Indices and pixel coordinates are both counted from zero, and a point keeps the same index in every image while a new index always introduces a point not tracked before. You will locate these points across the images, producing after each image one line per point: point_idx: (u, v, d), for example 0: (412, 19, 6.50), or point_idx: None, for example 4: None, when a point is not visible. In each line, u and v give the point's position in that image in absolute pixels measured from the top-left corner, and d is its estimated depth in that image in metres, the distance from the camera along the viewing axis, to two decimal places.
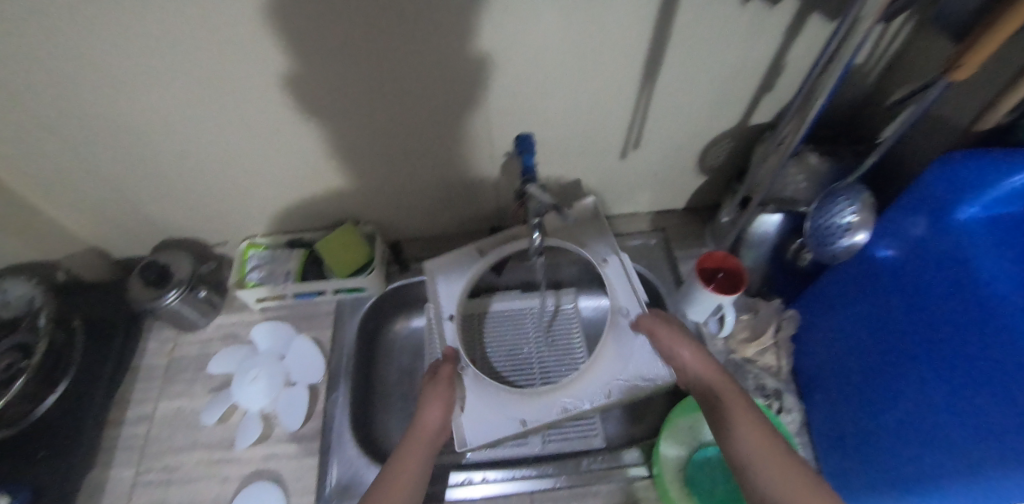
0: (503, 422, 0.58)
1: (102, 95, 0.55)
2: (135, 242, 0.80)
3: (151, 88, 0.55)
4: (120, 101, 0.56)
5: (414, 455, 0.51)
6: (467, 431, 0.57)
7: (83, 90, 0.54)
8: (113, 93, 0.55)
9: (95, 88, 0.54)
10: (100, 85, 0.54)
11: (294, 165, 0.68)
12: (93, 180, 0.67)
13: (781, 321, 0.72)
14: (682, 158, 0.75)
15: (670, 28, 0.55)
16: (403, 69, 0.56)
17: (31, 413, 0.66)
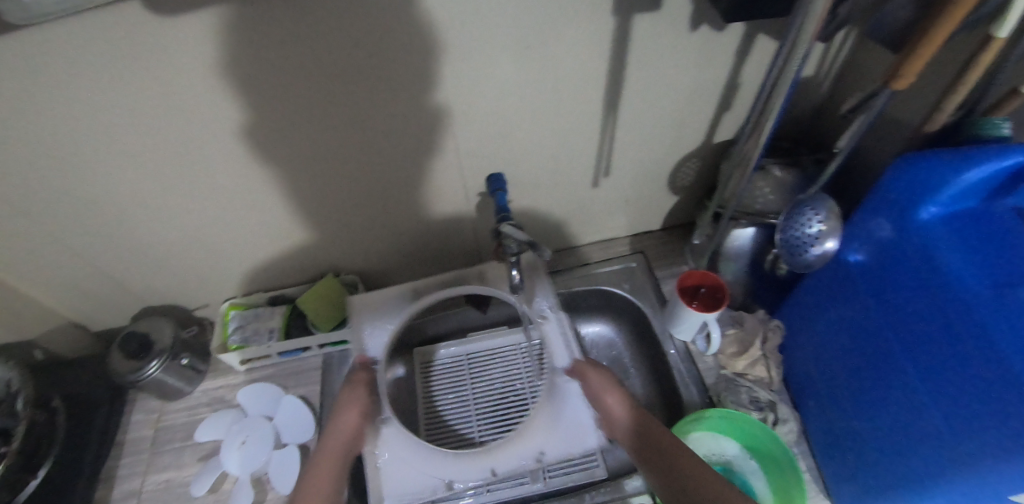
0: (426, 481, 0.57)
1: (70, 173, 0.55)
2: (114, 314, 0.79)
3: (120, 162, 0.55)
4: (89, 177, 0.56)
5: (326, 466, 0.55)
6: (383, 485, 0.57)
7: (53, 174, 0.55)
8: (83, 173, 0.56)
9: (63, 167, 0.54)
10: (67, 163, 0.54)
11: (270, 222, 0.68)
12: (68, 255, 0.67)
13: (767, 332, 0.71)
14: (653, 180, 0.76)
15: (623, 63, 0.58)
16: (368, 122, 0.57)
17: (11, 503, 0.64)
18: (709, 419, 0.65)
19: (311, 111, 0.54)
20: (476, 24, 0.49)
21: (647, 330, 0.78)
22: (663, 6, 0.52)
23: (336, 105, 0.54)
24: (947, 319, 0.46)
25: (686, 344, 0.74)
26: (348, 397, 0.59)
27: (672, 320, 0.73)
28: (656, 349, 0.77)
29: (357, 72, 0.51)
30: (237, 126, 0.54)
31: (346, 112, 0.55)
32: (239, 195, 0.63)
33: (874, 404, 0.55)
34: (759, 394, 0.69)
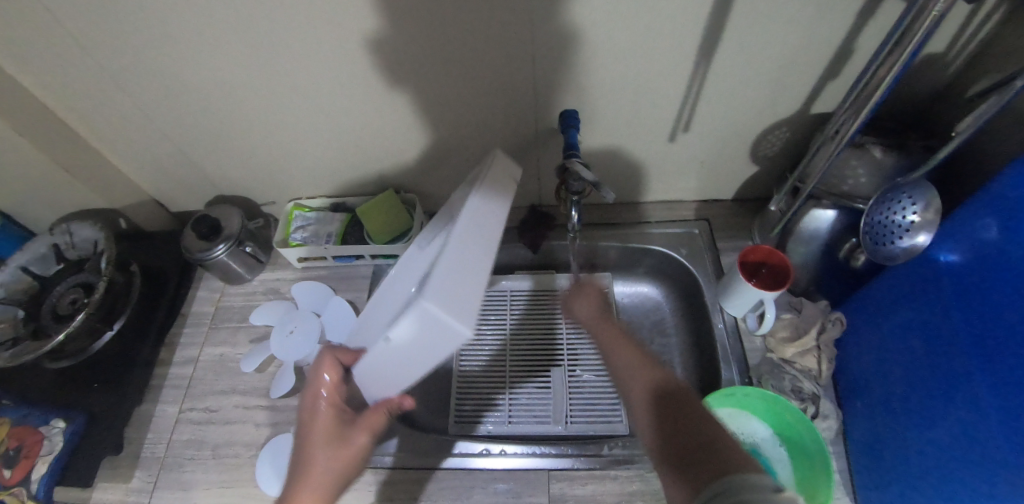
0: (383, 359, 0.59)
1: (165, 50, 0.58)
2: (191, 198, 0.85)
3: (211, 46, 0.57)
4: (182, 57, 0.59)
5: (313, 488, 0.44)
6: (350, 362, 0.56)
7: (151, 50, 0.58)
8: (177, 53, 0.58)
9: (160, 43, 0.57)
10: (164, 40, 0.56)
11: (341, 129, 0.69)
12: (155, 132, 0.71)
13: (825, 323, 0.67)
14: (735, 145, 0.71)
15: (728, 6, 0.53)
16: (450, 37, 0.56)
17: (89, 348, 0.72)
18: (731, 397, 0.63)
19: (395, 16, 0.53)
20: None
21: (697, 299, 0.76)
22: None
23: (421, 13, 0.53)
24: None
25: (736, 321, 0.71)
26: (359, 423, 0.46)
27: (725, 292, 0.70)
28: (702, 320, 0.75)
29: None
30: (320, 23, 0.54)
31: (430, 22, 0.54)
32: (315, 98, 0.64)
33: (933, 412, 0.51)
34: (803, 384, 0.66)
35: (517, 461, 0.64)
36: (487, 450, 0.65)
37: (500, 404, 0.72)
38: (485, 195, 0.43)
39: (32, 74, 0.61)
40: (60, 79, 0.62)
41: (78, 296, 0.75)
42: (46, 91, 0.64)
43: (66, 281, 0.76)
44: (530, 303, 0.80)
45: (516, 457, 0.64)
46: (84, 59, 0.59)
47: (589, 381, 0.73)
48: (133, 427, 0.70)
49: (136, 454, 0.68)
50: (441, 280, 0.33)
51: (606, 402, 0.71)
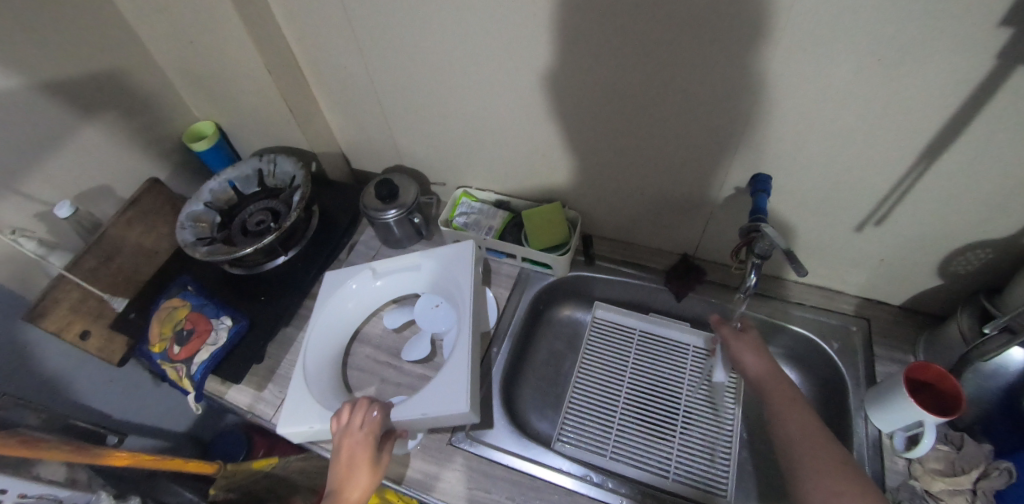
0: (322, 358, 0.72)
1: (411, 35, 0.67)
2: (374, 161, 0.95)
3: (452, 41, 0.65)
4: (422, 44, 0.67)
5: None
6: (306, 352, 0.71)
7: (403, 32, 0.67)
8: (423, 41, 0.67)
9: (409, 29, 0.66)
10: (414, 27, 0.65)
11: (530, 137, 0.75)
12: (371, 99, 0.81)
13: (988, 469, 0.60)
14: (920, 253, 0.68)
15: (969, 118, 0.52)
16: (672, 84, 0.60)
17: (262, 265, 0.82)
18: None
19: (627, 52, 0.58)
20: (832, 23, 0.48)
21: (838, 398, 0.73)
22: None
23: (654, 57, 0.57)
24: None
25: (879, 436, 0.67)
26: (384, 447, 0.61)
27: (876, 400, 0.66)
28: (842, 423, 0.71)
29: (691, 31, 0.53)
30: (558, 48, 0.60)
31: (656, 63, 0.58)
32: (521, 106, 0.70)
33: None
34: None
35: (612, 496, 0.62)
36: (585, 475, 0.64)
37: (605, 438, 0.72)
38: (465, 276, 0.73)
39: (300, 31, 0.73)
40: (320, 39, 0.73)
41: (265, 218, 0.85)
42: (303, 45, 0.76)
43: (258, 203, 0.87)
44: (657, 343, 0.80)
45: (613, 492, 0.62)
46: (345, 26, 0.69)
47: (701, 444, 0.71)
48: (278, 343, 0.79)
49: (274, 369, 0.76)
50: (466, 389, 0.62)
51: (713, 471, 0.68)
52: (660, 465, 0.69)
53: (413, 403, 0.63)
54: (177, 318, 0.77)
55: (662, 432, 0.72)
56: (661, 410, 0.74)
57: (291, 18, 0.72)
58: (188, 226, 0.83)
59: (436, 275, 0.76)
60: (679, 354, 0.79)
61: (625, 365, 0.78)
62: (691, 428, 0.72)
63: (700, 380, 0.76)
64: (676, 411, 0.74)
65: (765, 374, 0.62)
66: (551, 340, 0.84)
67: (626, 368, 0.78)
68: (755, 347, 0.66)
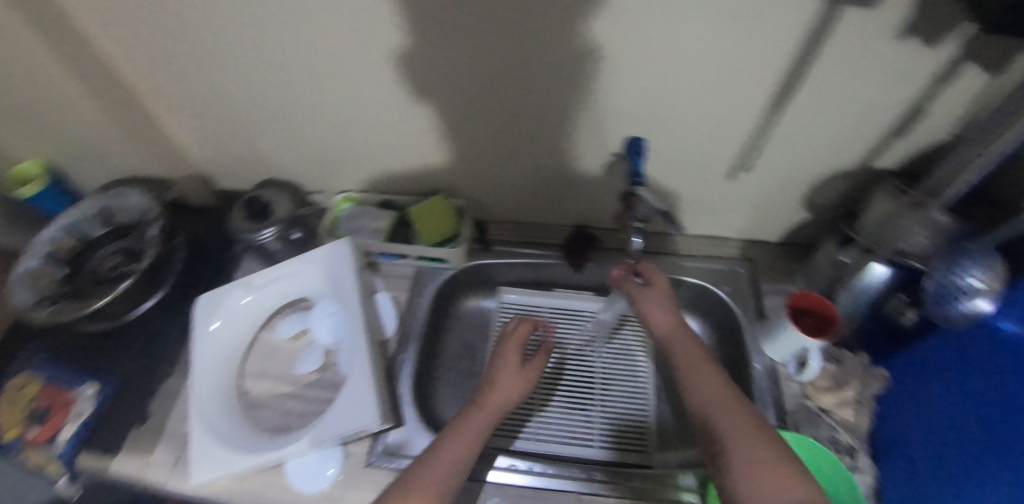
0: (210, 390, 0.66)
1: (249, 33, 0.59)
2: (241, 176, 0.86)
3: (295, 35, 0.58)
4: (264, 43, 0.60)
5: (477, 420, 0.55)
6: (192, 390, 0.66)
7: (238, 31, 0.59)
8: (259, 36, 0.59)
9: (243, 25, 0.58)
10: (248, 23, 0.58)
11: (404, 129, 0.70)
12: (222, 109, 0.72)
13: (867, 379, 0.67)
14: (790, 190, 0.71)
15: (811, 58, 0.54)
16: (533, 57, 0.57)
17: (127, 315, 0.69)
18: None
19: (481, 29, 0.54)
20: None
21: (735, 338, 0.76)
22: (883, 3, 0.47)
23: (507, 29, 0.54)
24: None
25: (775, 365, 0.71)
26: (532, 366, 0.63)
27: (768, 334, 0.70)
28: (739, 361, 0.74)
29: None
30: (408, 27, 0.55)
31: (514, 36, 0.55)
32: (385, 95, 0.65)
33: (983, 477, 0.49)
34: (841, 436, 0.65)
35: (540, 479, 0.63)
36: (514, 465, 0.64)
37: (530, 421, 0.71)
38: (352, 280, 0.69)
39: (111, 38, 0.62)
40: (138, 46, 0.63)
41: (120, 262, 0.75)
42: (126, 59, 0.65)
43: (110, 245, 0.77)
44: (567, 315, 0.80)
45: (540, 477, 0.62)
46: (169, 31, 0.60)
47: (622, 407, 0.72)
48: (160, 400, 0.70)
49: (160, 429, 0.68)
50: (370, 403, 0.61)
51: (634, 431, 0.70)
52: (584, 436, 0.70)
53: (323, 426, 0.61)
54: (25, 397, 0.67)
55: (582, 403, 0.73)
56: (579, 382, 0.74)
57: (93, 24, 0.60)
58: (25, 285, 0.72)
59: (322, 282, 0.71)
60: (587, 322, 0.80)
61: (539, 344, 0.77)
62: (611, 393, 0.73)
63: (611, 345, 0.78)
64: (593, 380, 0.74)
65: (674, 333, 0.59)
66: (459, 333, 0.80)
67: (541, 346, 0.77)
68: (662, 302, 0.63)
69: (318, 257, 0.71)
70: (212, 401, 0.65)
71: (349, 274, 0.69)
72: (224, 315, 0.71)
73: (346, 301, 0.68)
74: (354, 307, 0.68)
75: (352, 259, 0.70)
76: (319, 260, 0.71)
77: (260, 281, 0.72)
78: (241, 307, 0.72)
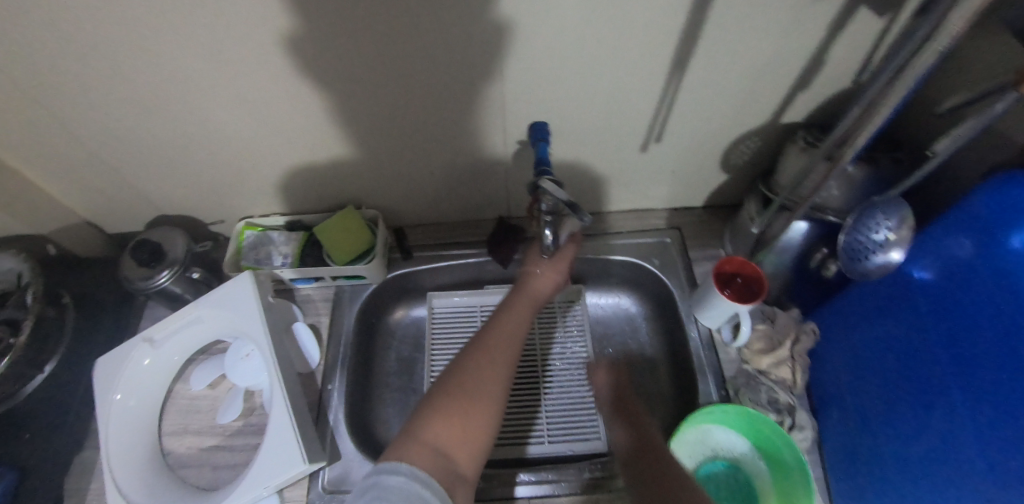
0: (123, 457, 0.60)
1: (85, 63, 0.52)
2: (128, 217, 0.78)
3: (137, 60, 0.52)
4: (106, 72, 0.53)
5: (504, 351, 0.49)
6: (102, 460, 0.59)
7: (71, 63, 0.52)
8: (100, 62, 0.52)
9: (75, 55, 0.51)
10: (79, 52, 0.50)
11: (292, 145, 0.65)
12: (83, 149, 0.64)
13: (798, 334, 0.67)
14: (706, 155, 0.70)
15: (698, 21, 0.51)
16: (408, 53, 0.52)
17: (18, 393, 0.63)
18: (709, 413, 0.63)
19: (343, 29, 0.49)
20: None
21: (670, 311, 0.75)
22: None
23: (375, 25, 0.49)
24: (1000, 359, 0.41)
25: (710, 331, 0.71)
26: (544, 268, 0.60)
27: (701, 304, 0.69)
28: (676, 335, 0.74)
29: None
30: (265, 32, 0.49)
31: (381, 31, 0.50)
32: (261, 112, 0.59)
33: (907, 428, 0.51)
34: (779, 395, 0.65)
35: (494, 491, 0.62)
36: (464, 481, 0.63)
37: None
38: (260, 312, 0.64)
39: None
40: None
41: None
42: None
43: None
44: None
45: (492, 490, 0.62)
46: None
47: (568, 399, 0.72)
48: (73, 477, 0.64)
49: None
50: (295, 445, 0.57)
51: (581, 420, 0.70)
52: (532, 435, 0.69)
53: (247, 480, 0.56)
54: None
55: (528, 402, 0.71)
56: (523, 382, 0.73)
57: None
58: None
59: (229, 321, 0.66)
60: None
61: None
62: (556, 388, 0.72)
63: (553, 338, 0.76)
64: (536, 377, 0.73)
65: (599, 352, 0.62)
66: (394, 348, 0.77)
67: None
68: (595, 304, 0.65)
69: (222, 295, 0.66)
70: (124, 471, 0.59)
71: (256, 308, 0.64)
72: (125, 375, 0.64)
73: (258, 337, 0.63)
74: (268, 342, 0.63)
75: (257, 291, 0.65)
76: (224, 299, 0.66)
77: (160, 331, 0.66)
78: (145, 363, 0.65)
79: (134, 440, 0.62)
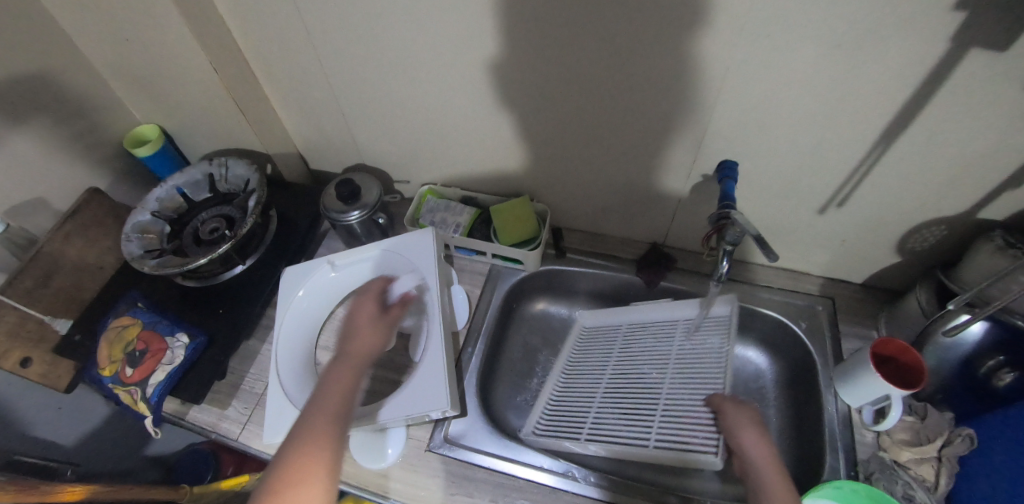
0: (293, 356, 0.70)
1: (368, 31, 0.63)
2: (332, 158, 0.91)
3: (407, 37, 0.62)
4: (379, 40, 0.64)
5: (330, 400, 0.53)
6: (276, 354, 0.70)
7: (357, 27, 0.63)
8: (379, 32, 0.63)
9: (363, 23, 0.62)
10: (367, 20, 0.61)
11: (494, 132, 0.73)
12: (328, 96, 0.77)
13: (952, 437, 0.63)
14: (883, 231, 0.70)
15: (925, 101, 0.53)
16: (636, 76, 0.58)
17: (219, 275, 0.78)
18: (830, 487, 0.59)
19: (588, 43, 0.56)
20: (795, 8, 0.47)
21: (806, 376, 0.74)
22: (1018, 51, 0.45)
23: (622, 46, 0.55)
24: None
25: (849, 409, 0.68)
26: (369, 307, 0.65)
27: (845, 377, 0.67)
28: (809, 400, 0.72)
29: (651, 18, 0.51)
30: (521, 35, 0.57)
31: (622, 51, 0.56)
32: (485, 99, 0.68)
33: None
34: (917, 493, 0.61)
35: (554, 479, 0.62)
36: (537, 464, 0.64)
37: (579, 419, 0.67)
38: (432, 264, 0.71)
39: (243, 21, 0.68)
40: (265, 32, 0.68)
41: (219, 225, 0.80)
42: (252, 44, 0.71)
43: (211, 210, 0.82)
44: (649, 326, 0.74)
45: (559, 479, 0.62)
46: (296, 22, 0.65)
47: (686, 412, 0.61)
48: (240, 356, 0.75)
49: (238, 384, 0.72)
50: (437, 388, 0.62)
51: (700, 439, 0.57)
52: (637, 437, 0.61)
53: (394, 405, 0.63)
54: (127, 337, 0.72)
55: (643, 404, 0.64)
56: (644, 387, 0.66)
57: (233, 6, 0.65)
58: (134, 237, 0.78)
59: (401, 267, 0.74)
60: (668, 329, 0.72)
61: (609, 353, 0.74)
62: (677, 399, 0.62)
63: (684, 346, 0.68)
64: (662, 385, 0.65)
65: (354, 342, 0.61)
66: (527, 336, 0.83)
67: (610, 355, 0.74)
68: (377, 328, 0.63)
69: (402, 242, 0.74)
70: (291, 368, 0.69)
71: (428, 260, 0.72)
72: (310, 287, 0.75)
73: (424, 287, 0.70)
74: (432, 292, 0.70)
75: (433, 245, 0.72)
76: (403, 246, 0.74)
77: (343, 258, 0.76)
78: (326, 282, 0.75)
79: (299, 343, 0.72)
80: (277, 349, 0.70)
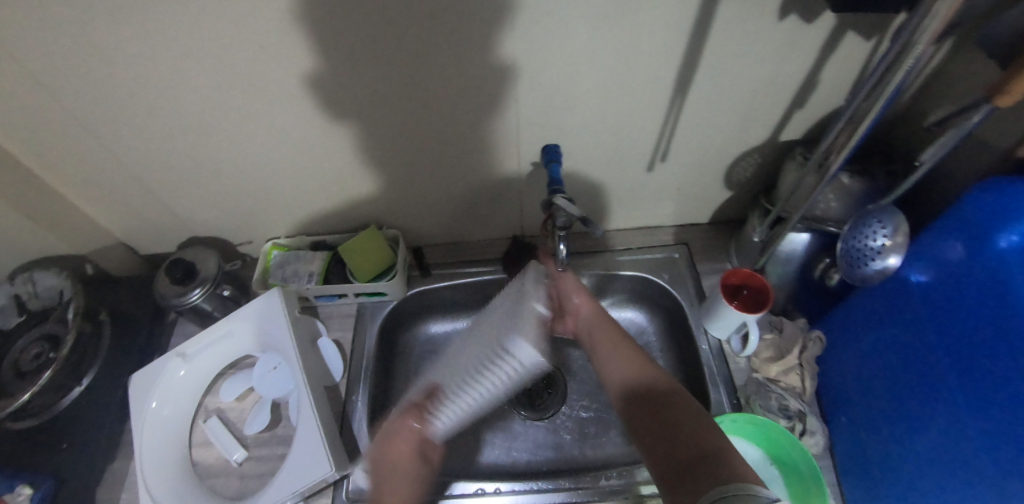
0: (160, 466, 0.63)
1: (138, 98, 0.57)
2: (163, 239, 0.83)
3: (180, 95, 0.56)
4: (154, 105, 0.58)
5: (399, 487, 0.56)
6: (140, 467, 0.63)
7: (122, 97, 0.56)
8: (150, 96, 0.56)
9: (125, 91, 0.55)
10: (129, 87, 0.55)
11: (320, 170, 0.69)
12: (126, 175, 0.69)
13: (806, 342, 0.69)
14: (709, 172, 0.74)
15: (698, 50, 0.55)
16: (432, 84, 0.57)
17: (54, 406, 0.66)
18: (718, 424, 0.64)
19: (372, 63, 0.53)
20: None
21: (681, 321, 0.78)
22: None
23: (400, 61, 0.54)
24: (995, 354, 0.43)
25: (720, 344, 0.73)
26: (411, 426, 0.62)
27: (710, 314, 0.71)
28: (689, 345, 0.76)
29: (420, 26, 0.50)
30: (299, 69, 0.54)
31: (407, 63, 0.54)
32: (291, 140, 0.64)
33: (916, 425, 0.51)
34: (790, 402, 0.67)
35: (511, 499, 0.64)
36: (480, 489, 0.65)
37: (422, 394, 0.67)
38: (287, 324, 0.67)
39: None
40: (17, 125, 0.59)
41: (40, 350, 0.70)
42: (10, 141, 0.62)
43: (29, 333, 0.72)
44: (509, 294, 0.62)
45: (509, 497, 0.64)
46: (48, 108, 0.57)
47: None
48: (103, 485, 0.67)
49: None
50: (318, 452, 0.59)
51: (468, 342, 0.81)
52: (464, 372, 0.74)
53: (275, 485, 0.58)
54: None
55: None
56: None
57: None
58: None
59: (260, 335, 0.69)
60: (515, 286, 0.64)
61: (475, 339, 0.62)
62: None
63: None
64: None
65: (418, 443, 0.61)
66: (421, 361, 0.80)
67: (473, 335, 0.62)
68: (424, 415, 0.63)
69: (251, 309, 0.69)
70: (160, 481, 0.62)
71: (282, 321, 0.67)
72: (163, 385, 0.68)
73: (286, 348, 0.66)
74: (292, 351, 0.65)
75: (286, 303, 0.68)
76: (253, 312, 0.69)
77: (192, 344, 0.70)
78: (180, 375, 0.69)
79: (165, 453, 0.65)
80: (139, 463, 0.63)
